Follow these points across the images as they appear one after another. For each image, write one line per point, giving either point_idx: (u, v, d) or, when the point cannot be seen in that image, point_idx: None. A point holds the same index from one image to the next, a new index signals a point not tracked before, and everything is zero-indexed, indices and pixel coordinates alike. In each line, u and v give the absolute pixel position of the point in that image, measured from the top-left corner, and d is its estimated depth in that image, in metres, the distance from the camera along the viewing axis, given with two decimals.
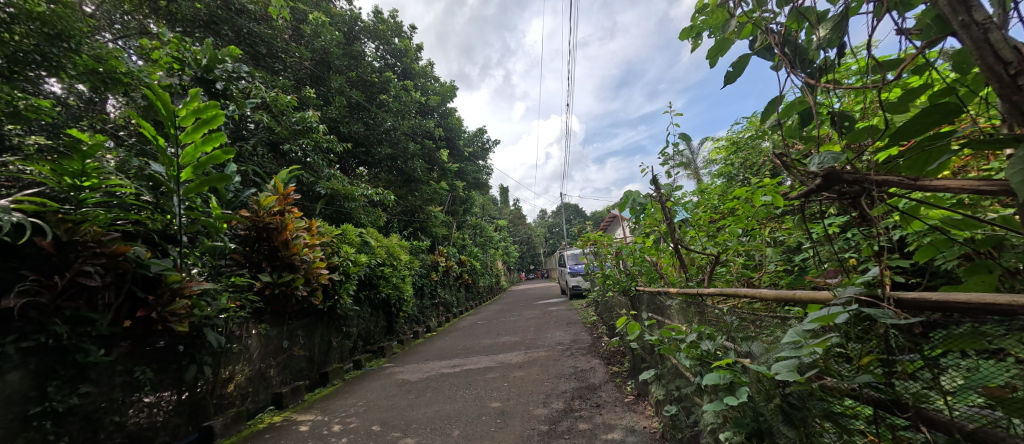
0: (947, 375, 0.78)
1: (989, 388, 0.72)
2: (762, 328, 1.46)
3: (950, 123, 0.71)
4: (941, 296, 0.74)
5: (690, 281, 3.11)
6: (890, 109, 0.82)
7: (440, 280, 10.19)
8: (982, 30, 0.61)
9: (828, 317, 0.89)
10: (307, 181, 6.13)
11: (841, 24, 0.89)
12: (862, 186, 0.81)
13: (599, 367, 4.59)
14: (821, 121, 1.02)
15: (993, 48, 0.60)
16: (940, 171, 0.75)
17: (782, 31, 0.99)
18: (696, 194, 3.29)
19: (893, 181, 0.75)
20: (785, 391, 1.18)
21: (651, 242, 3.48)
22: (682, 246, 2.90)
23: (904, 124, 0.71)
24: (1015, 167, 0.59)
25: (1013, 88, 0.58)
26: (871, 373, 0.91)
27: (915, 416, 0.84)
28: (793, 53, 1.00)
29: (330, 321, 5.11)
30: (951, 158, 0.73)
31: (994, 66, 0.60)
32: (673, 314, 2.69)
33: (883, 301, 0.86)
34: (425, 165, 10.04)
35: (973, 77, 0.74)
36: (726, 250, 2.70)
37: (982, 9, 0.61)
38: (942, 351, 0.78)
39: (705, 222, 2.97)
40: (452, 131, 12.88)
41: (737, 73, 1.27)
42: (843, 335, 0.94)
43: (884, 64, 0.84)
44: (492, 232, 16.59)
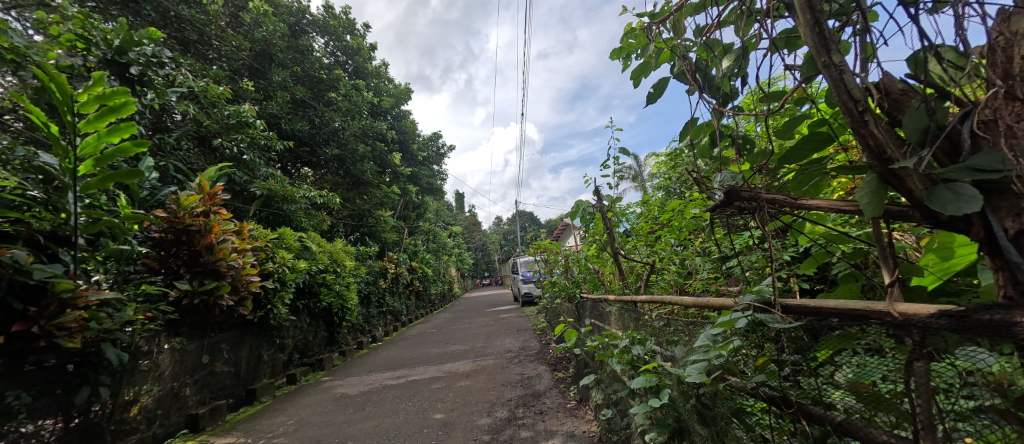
0: (841, 370, 0.82)
1: (857, 384, 0.79)
2: (684, 333, 1.56)
3: (824, 149, 0.79)
4: (818, 303, 0.82)
5: (628, 288, 3.30)
6: (778, 133, 0.91)
7: (389, 287, 9.83)
8: (839, 71, 0.67)
9: (729, 322, 0.96)
10: (240, 180, 5.67)
11: (742, 56, 0.98)
12: (756, 202, 0.88)
13: (545, 373, 4.65)
14: (725, 143, 1.11)
15: (847, 87, 0.66)
16: (818, 189, 0.84)
17: (694, 59, 1.07)
18: (640, 205, 3.51)
19: (779, 200, 0.82)
20: (699, 392, 1.27)
21: (595, 250, 3.65)
22: (621, 255, 3.12)
23: (789, 149, 0.79)
24: (864, 189, 0.65)
25: (860, 122, 0.65)
26: (767, 373, 1.00)
27: (798, 411, 0.93)
28: (703, 79, 1.09)
29: (260, 332, 4.72)
30: (822, 180, 0.82)
31: (846, 103, 0.67)
32: (612, 320, 2.82)
33: (773, 306, 0.94)
34: (376, 169, 9.71)
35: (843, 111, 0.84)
36: (662, 258, 2.92)
37: (838, 52, 0.67)
38: (836, 351, 0.81)
39: (645, 231, 3.17)
40: (405, 134, 12.58)
41: (658, 94, 1.33)
42: (745, 338, 1.04)
43: (774, 93, 0.93)
44: (446, 239, 16.38)
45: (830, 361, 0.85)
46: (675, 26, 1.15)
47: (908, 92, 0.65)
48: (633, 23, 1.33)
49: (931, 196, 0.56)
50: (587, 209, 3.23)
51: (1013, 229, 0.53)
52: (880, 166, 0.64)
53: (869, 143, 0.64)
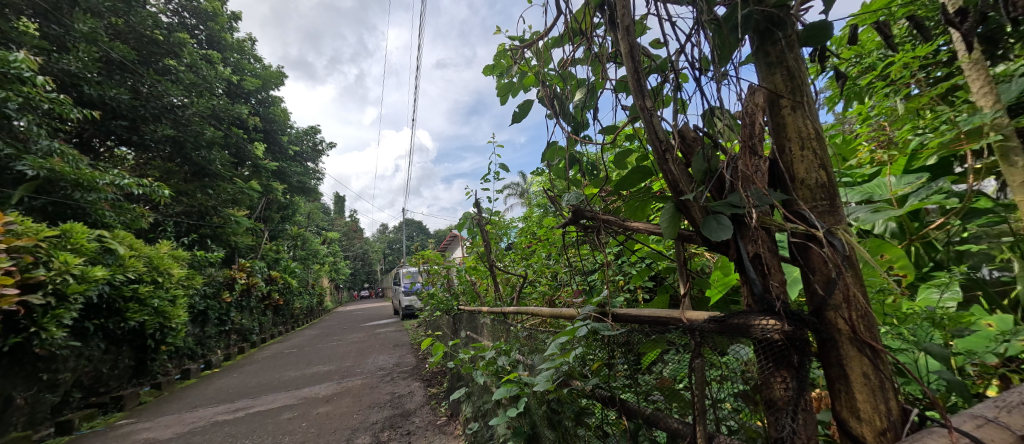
0: (665, 365, 0.94)
1: (663, 381, 0.94)
2: (541, 343, 1.69)
3: (644, 181, 0.94)
4: (638, 311, 0.95)
5: (503, 300, 3.42)
6: (614, 163, 1.04)
7: (237, 300, 8.32)
8: (650, 114, 0.75)
9: (571, 331, 1.05)
10: (3, 154, 4.13)
11: (590, 92, 1.10)
12: (596, 222, 0.99)
13: (417, 390, 4.47)
14: (576, 167, 1.22)
15: (655, 127, 0.75)
16: (641, 213, 0.99)
17: (552, 87, 1.15)
18: (520, 220, 3.72)
19: (611, 220, 0.93)
20: (549, 398, 1.37)
21: (474, 263, 3.73)
22: (498, 267, 3.23)
23: (621, 178, 0.91)
24: (666, 215, 0.77)
25: (663, 159, 0.76)
26: (601, 376, 1.12)
27: (621, 408, 1.07)
28: (560, 107, 1.18)
29: (17, 364, 3.45)
30: (644, 205, 0.97)
31: (656, 141, 0.76)
32: (484, 332, 2.87)
33: (606, 315, 1.06)
34: (230, 159, 8.23)
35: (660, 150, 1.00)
36: (535, 271, 3.12)
37: (649, 95, 0.75)
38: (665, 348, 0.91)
39: (522, 246, 3.39)
40: (272, 123, 10.99)
41: (523, 115, 1.39)
42: (586, 345, 1.15)
43: (611, 128, 1.07)
44: (317, 245, 14.72)
45: (660, 357, 0.96)
46: (539, 55, 1.24)
47: (696, 139, 0.80)
48: (506, 45, 1.39)
49: (704, 224, 0.70)
50: (471, 221, 3.27)
51: (751, 252, 0.70)
52: (676, 197, 0.75)
53: (669, 177, 0.75)
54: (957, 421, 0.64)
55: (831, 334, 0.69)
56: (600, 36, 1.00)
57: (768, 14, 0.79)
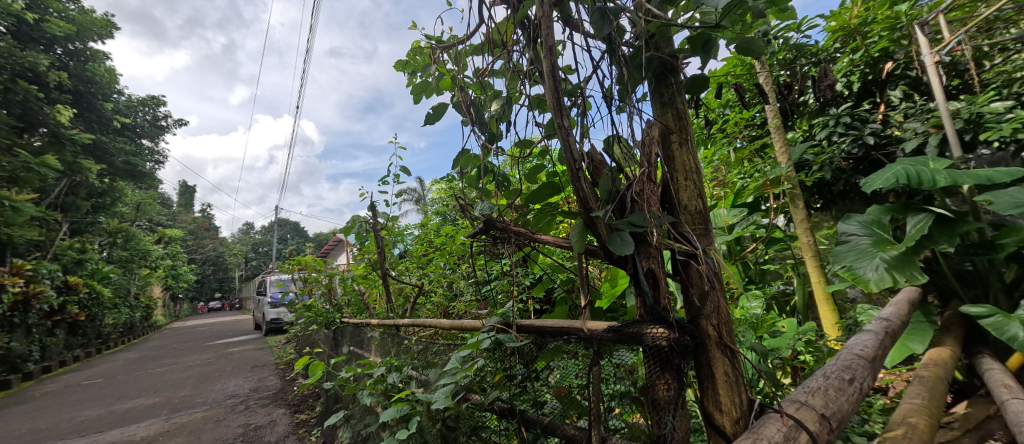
0: (553, 373, 0.99)
1: (560, 388, 0.97)
2: (438, 356, 1.63)
3: (555, 196, 0.98)
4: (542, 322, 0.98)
5: (394, 312, 3.23)
6: (527, 177, 1.07)
7: (14, 315, 6.21)
8: (566, 134, 0.78)
9: (475, 343, 1.03)
10: None
11: (506, 105, 1.12)
12: (506, 233, 0.99)
13: (282, 418, 3.90)
14: (489, 177, 1.22)
15: (570, 148, 0.77)
16: (549, 227, 1.03)
17: (469, 93, 1.13)
18: (417, 227, 3.60)
19: (523, 232, 0.94)
20: (445, 415, 1.32)
21: (362, 270, 3.45)
22: (391, 276, 3.05)
23: (533, 191, 0.95)
24: (577, 230, 0.81)
25: (575, 177, 0.78)
26: (502, 387, 1.13)
27: (520, 419, 1.08)
28: (476, 115, 1.16)
29: None
30: (552, 219, 1.02)
31: (569, 161, 0.78)
32: (372, 346, 2.66)
33: (510, 326, 1.07)
34: (15, 126, 6.18)
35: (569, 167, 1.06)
36: (431, 281, 3.02)
37: (566, 117, 0.77)
38: (553, 357, 0.96)
39: (419, 253, 3.27)
40: (92, 87, 8.67)
41: (436, 117, 1.34)
42: (488, 357, 1.14)
43: (525, 142, 1.10)
44: (151, 245, 11.95)
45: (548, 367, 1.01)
46: (458, 59, 1.21)
47: (603, 163, 0.86)
48: (422, 42, 1.33)
49: (611, 240, 0.74)
50: (363, 225, 3.03)
51: (648, 266, 0.77)
52: (586, 213, 0.79)
53: (580, 195, 0.79)
54: (784, 405, 0.76)
55: (703, 339, 0.79)
56: (520, 52, 1.02)
57: (663, 61, 0.90)
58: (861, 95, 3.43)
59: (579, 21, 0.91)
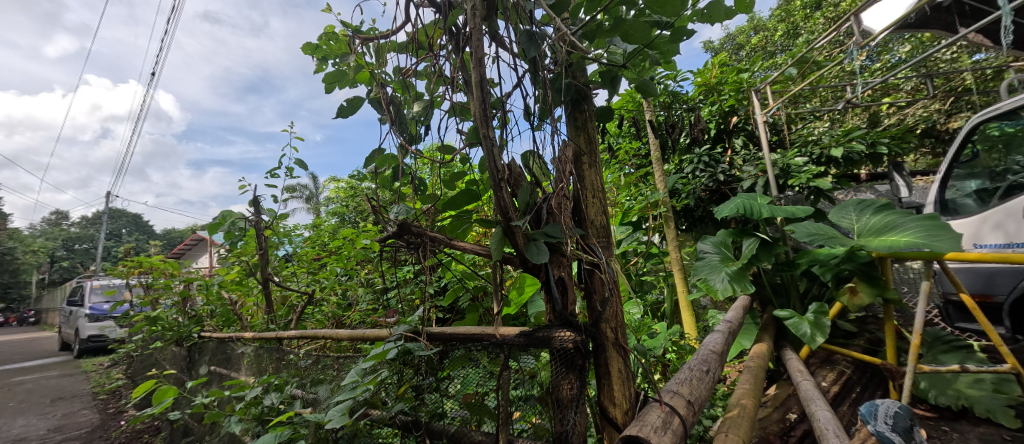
0: (453, 382, 1.00)
1: (468, 395, 0.98)
2: (330, 371, 1.50)
3: (473, 203, 1.00)
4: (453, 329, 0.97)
5: (274, 323, 2.84)
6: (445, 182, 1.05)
7: None
8: (490, 143, 0.79)
9: (381, 354, 0.97)
10: None
11: (428, 108, 1.09)
12: (421, 238, 0.95)
13: None
14: (404, 180, 1.17)
15: (494, 157, 0.79)
16: (465, 235, 1.04)
17: (389, 90, 1.07)
18: (308, 228, 3.27)
19: (438, 238, 0.92)
20: (336, 436, 1.20)
21: (235, 275, 2.92)
22: (275, 282, 2.68)
23: (451, 197, 0.95)
24: (494, 238, 0.81)
25: (497, 186, 0.79)
26: (406, 399, 1.09)
27: (424, 432, 1.04)
28: (395, 114, 1.11)
29: None
30: (470, 226, 1.03)
31: (492, 169, 0.79)
32: (243, 364, 2.30)
33: (420, 334, 1.03)
34: None
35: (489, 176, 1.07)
36: (323, 288, 2.75)
37: (492, 127, 0.78)
38: (457, 365, 0.97)
39: (309, 258, 2.94)
40: None
41: (349, 111, 1.25)
42: (393, 367, 1.08)
43: (446, 148, 1.09)
44: None
45: (446, 377, 1.02)
46: (378, 53, 1.15)
47: (522, 175, 0.88)
48: (337, 29, 1.23)
49: (528, 249, 0.77)
50: (238, 223, 2.48)
51: (560, 274, 0.83)
52: (505, 222, 0.80)
53: (500, 203, 0.80)
54: (669, 385, 0.90)
55: (602, 341, 0.86)
56: (445, 57, 1.01)
57: (580, 87, 0.98)
58: (716, 139, 4.28)
59: (506, 38, 0.94)
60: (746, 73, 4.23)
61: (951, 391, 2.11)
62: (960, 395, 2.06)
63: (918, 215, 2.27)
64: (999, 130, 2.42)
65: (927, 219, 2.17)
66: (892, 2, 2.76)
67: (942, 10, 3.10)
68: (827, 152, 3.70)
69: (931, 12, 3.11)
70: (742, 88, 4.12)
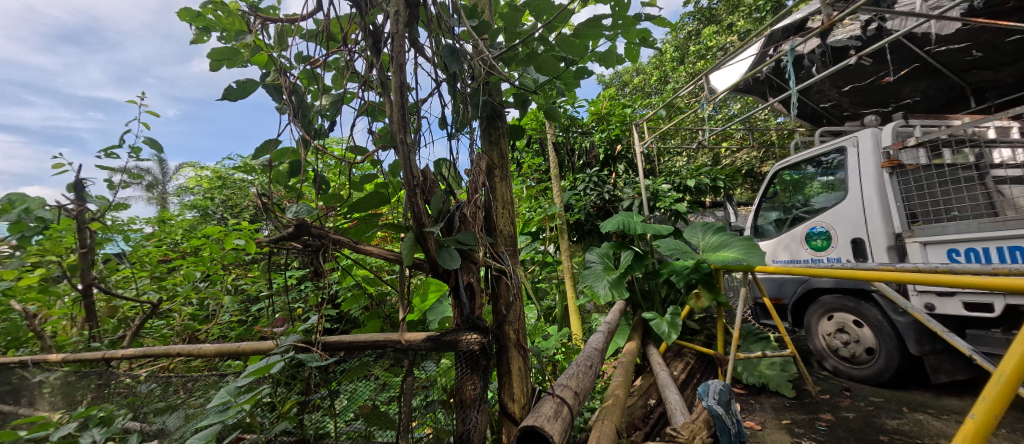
0: (338, 399, 0.94)
1: (362, 407, 0.95)
2: (183, 395, 1.27)
3: (382, 207, 0.99)
4: (352, 337, 0.91)
5: (100, 341, 2.17)
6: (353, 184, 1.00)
7: None
8: (408, 149, 0.78)
9: (263, 369, 0.85)
10: None
11: (336, 103, 1.03)
12: (322, 241, 0.89)
13: None
14: (305, 177, 1.08)
15: (410, 163, 0.78)
16: (372, 239, 1.01)
17: (294, 79, 0.98)
18: (153, 223, 2.69)
19: (344, 241, 0.88)
20: None
21: (38, 280, 2.03)
22: (100, 289, 1.97)
23: (358, 200, 0.92)
24: (405, 244, 0.80)
25: (413, 193, 0.79)
26: (290, 417, 1.00)
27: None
28: (298, 105, 1.02)
29: None
30: (378, 231, 1.00)
31: (409, 176, 0.78)
32: (45, 396, 1.79)
33: (313, 345, 0.94)
34: None
35: (400, 181, 1.07)
36: (174, 296, 2.30)
37: (410, 134, 0.79)
38: (345, 380, 0.92)
39: (153, 258, 2.33)
40: None
41: (239, 95, 1.11)
42: (275, 383, 0.97)
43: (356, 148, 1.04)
44: None
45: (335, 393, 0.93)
46: (279, 36, 1.04)
47: (437, 182, 0.89)
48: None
49: (440, 256, 0.78)
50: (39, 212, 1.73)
51: (468, 280, 0.85)
52: (417, 228, 0.80)
53: (414, 210, 0.80)
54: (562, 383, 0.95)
55: (505, 342, 0.91)
56: (361, 55, 0.97)
57: (495, 106, 1.04)
58: (604, 163, 4.78)
59: (427, 47, 0.96)
60: (629, 108, 4.84)
61: (756, 372, 2.75)
62: (761, 375, 2.71)
63: (741, 236, 2.86)
64: (790, 177, 3.23)
65: (748, 239, 2.74)
66: (729, 71, 3.56)
67: (761, 82, 4.04)
68: (684, 182, 4.44)
69: (752, 82, 4.02)
70: (625, 121, 4.72)
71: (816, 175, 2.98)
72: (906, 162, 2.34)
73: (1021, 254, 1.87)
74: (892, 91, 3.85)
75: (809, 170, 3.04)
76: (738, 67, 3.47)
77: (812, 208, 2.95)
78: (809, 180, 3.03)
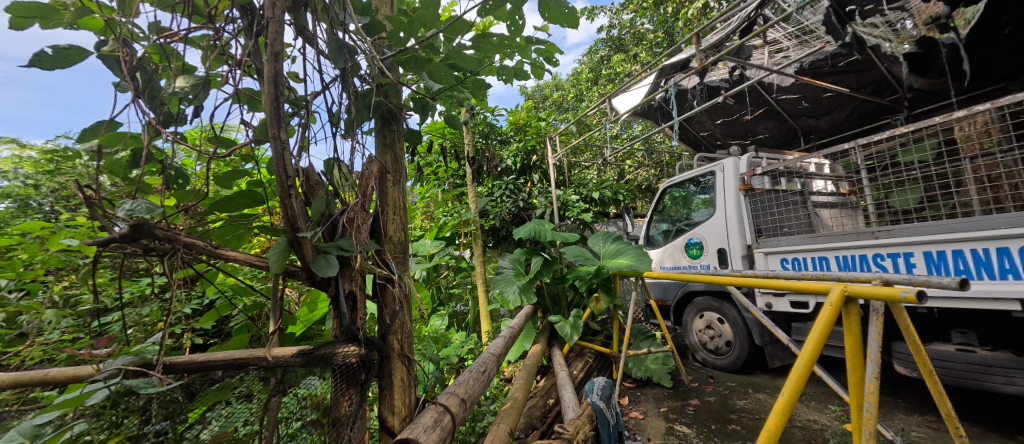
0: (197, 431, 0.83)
1: (223, 435, 0.81)
2: None
3: (252, 207, 0.89)
4: (206, 356, 0.82)
5: None
6: (215, 180, 0.88)
7: None
8: (281, 145, 0.72)
9: (79, 399, 0.74)
10: None
11: (200, 86, 0.91)
12: (170, 246, 0.76)
13: None
14: (153, 168, 0.92)
15: (283, 162, 0.72)
16: (238, 242, 0.92)
17: (140, 52, 0.83)
18: None
19: (198, 245, 0.77)
20: None
21: None
22: None
23: (221, 199, 0.82)
24: (275, 250, 0.73)
25: (286, 194, 0.73)
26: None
27: None
28: (146, 85, 0.86)
29: None
30: (245, 232, 0.92)
31: (282, 174, 0.72)
32: None
33: (150, 367, 0.79)
34: None
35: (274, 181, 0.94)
36: None
37: (285, 130, 0.72)
38: (200, 413, 0.81)
39: None
40: None
41: (60, 64, 0.90)
42: (96, 421, 0.77)
43: (222, 140, 0.92)
44: None
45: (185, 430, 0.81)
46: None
47: (320, 183, 0.84)
48: None
49: (315, 263, 0.73)
50: None
51: (349, 289, 0.81)
52: (290, 233, 0.73)
53: (287, 213, 0.74)
54: (444, 396, 0.92)
55: (388, 352, 0.90)
56: (233, 35, 0.87)
57: (390, 108, 1.00)
58: (519, 171, 4.91)
59: (314, 37, 0.89)
60: (544, 121, 5.05)
61: (642, 367, 3.06)
62: (646, 369, 3.02)
63: (634, 245, 3.17)
64: (677, 193, 3.67)
65: (640, 248, 3.05)
66: (630, 96, 3.92)
67: (656, 109, 4.55)
68: (591, 194, 4.77)
69: (648, 107, 4.50)
70: (540, 133, 4.91)
71: (696, 193, 3.42)
72: (755, 187, 2.88)
73: (826, 264, 2.38)
74: (749, 127, 4.65)
75: (691, 189, 3.48)
76: (637, 93, 3.85)
77: (692, 221, 3.38)
78: (690, 197, 3.47)
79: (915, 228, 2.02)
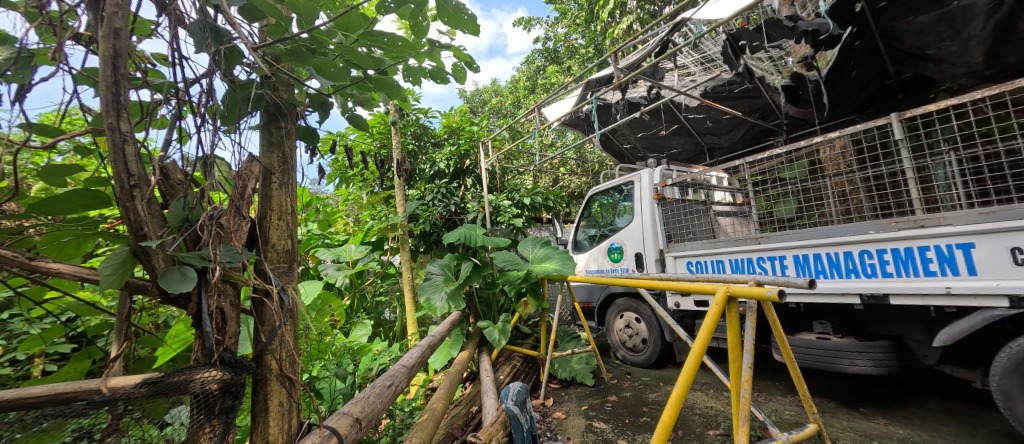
0: None
1: None
2: None
3: (93, 210, 0.76)
4: (14, 393, 0.69)
5: None
6: (40, 175, 0.74)
7: None
8: (122, 139, 0.64)
9: None
10: None
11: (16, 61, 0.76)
12: None
13: None
14: None
15: (124, 159, 0.63)
16: (68, 251, 0.78)
17: None
18: None
19: (2, 255, 0.62)
20: None
21: None
22: None
23: (44, 201, 0.69)
24: (110, 261, 0.62)
25: (128, 197, 0.64)
26: None
27: None
28: None
29: None
30: (80, 240, 0.78)
31: (123, 173, 0.64)
32: None
33: None
34: None
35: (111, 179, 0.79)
36: None
37: (128, 121, 0.64)
38: None
39: None
40: None
41: None
42: None
43: (46, 129, 0.78)
44: None
45: None
46: None
47: (181, 185, 0.76)
48: None
49: (164, 275, 0.64)
50: None
51: (213, 306, 0.74)
52: (134, 241, 0.64)
53: (131, 219, 0.65)
54: (330, 419, 0.86)
55: (264, 374, 0.83)
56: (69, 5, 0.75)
57: (279, 103, 0.92)
58: (452, 175, 4.82)
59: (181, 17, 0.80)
60: (477, 126, 5.03)
61: (567, 368, 3.16)
62: (570, 370, 3.13)
63: (561, 250, 3.26)
64: (601, 201, 3.86)
65: (566, 253, 3.16)
66: (560, 105, 4.06)
67: (585, 120, 4.78)
68: (523, 200, 4.84)
69: (578, 118, 4.71)
70: (474, 137, 4.88)
71: (619, 201, 3.62)
72: (667, 196, 3.13)
73: (721, 266, 2.66)
74: (665, 142, 5.09)
75: (614, 197, 3.69)
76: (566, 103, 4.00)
77: (615, 227, 3.58)
78: (614, 204, 3.67)
79: (788, 234, 2.34)
